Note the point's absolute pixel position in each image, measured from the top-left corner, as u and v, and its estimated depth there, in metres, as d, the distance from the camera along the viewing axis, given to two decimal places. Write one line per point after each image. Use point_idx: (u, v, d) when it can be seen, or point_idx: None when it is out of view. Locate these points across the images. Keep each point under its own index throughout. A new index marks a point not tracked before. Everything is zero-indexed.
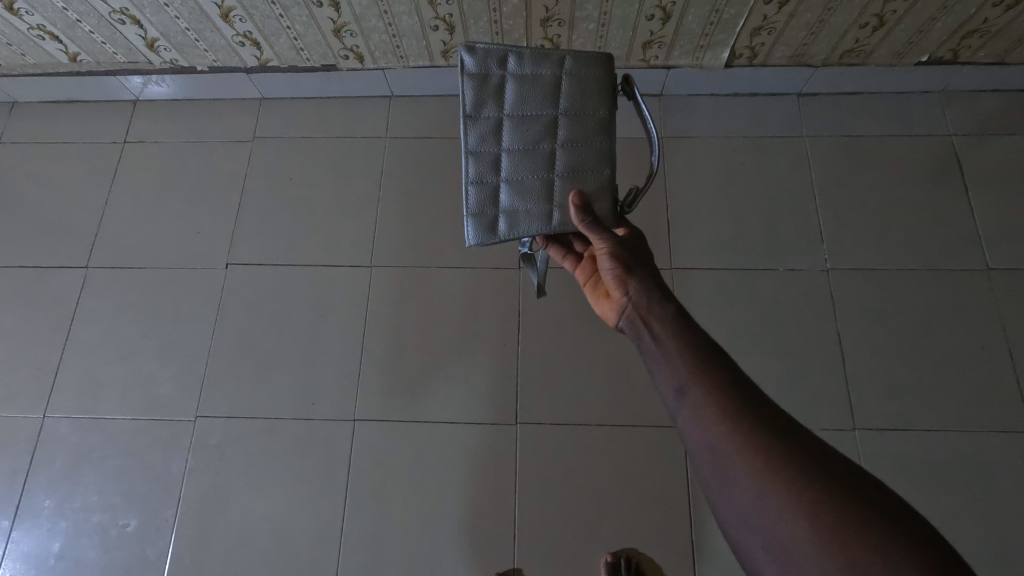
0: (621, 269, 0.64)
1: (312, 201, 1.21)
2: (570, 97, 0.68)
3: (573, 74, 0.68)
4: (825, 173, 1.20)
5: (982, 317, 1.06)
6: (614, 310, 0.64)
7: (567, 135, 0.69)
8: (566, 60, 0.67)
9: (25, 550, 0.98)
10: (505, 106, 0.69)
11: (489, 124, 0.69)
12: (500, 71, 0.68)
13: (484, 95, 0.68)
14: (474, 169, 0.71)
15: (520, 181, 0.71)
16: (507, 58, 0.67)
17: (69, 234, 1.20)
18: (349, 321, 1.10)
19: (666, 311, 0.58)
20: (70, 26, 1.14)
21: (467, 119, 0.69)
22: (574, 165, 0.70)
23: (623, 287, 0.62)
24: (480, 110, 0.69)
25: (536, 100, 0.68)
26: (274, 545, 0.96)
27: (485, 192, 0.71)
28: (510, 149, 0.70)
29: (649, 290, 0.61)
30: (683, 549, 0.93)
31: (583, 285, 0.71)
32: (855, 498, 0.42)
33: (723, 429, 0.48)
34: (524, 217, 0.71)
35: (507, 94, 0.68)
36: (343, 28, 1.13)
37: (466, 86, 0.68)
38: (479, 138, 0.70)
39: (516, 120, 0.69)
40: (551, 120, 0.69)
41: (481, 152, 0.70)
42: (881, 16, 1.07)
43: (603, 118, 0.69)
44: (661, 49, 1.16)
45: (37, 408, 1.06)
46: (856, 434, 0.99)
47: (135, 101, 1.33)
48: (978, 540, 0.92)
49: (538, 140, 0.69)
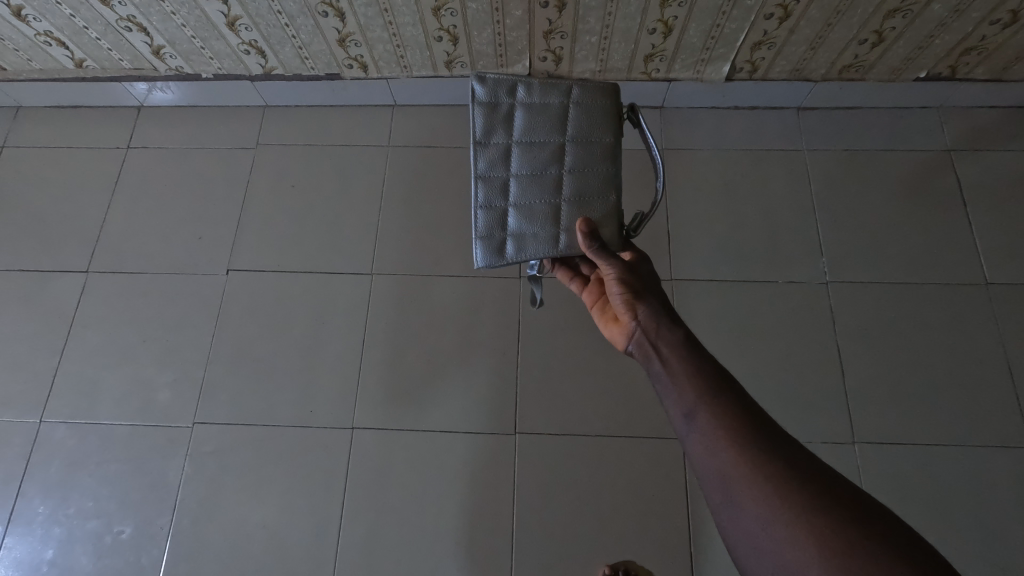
0: (630, 293, 0.64)
1: (313, 209, 1.22)
2: (578, 124, 0.70)
3: (581, 102, 0.70)
4: (824, 187, 1.20)
5: (982, 332, 1.06)
6: (623, 334, 0.64)
7: (574, 162, 0.70)
8: (573, 90, 0.69)
9: (18, 556, 0.97)
10: (514, 133, 0.70)
11: (498, 151, 0.70)
12: (510, 100, 0.69)
13: (494, 122, 0.70)
14: (483, 194, 0.71)
15: (528, 205, 0.71)
16: (516, 87, 0.69)
17: (71, 239, 1.20)
18: (349, 330, 1.10)
19: (674, 336, 0.58)
20: (77, 32, 1.14)
21: (477, 145, 0.70)
22: (581, 190, 0.71)
23: (631, 311, 0.63)
24: (490, 137, 0.70)
25: (544, 128, 0.70)
26: (271, 555, 0.95)
27: (493, 217, 0.72)
28: (518, 174, 0.71)
29: (658, 315, 0.61)
30: (683, 563, 0.92)
31: (591, 308, 0.72)
32: (867, 527, 0.42)
33: (732, 455, 0.48)
34: (532, 240, 0.71)
35: (515, 122, 0.70)
36: (348, 37, 1.14)
37: (477, 113, 0.69)
38: (489, 163, 0.70)
39: (525, 146, 0.70)
40: (559, 147, 0.70)
41: (490, 177, 0.71)
42: (880, 32, 1.08)
43: (609, 145, 0.71)
44: (662, 63, 1.18)
45: (34, 412, 1.06)
46: (856, 447, 0.99)
47: (140, 107, 1.34)
48: (979, 554, 0.91)
49: (546, 166, 0.70)
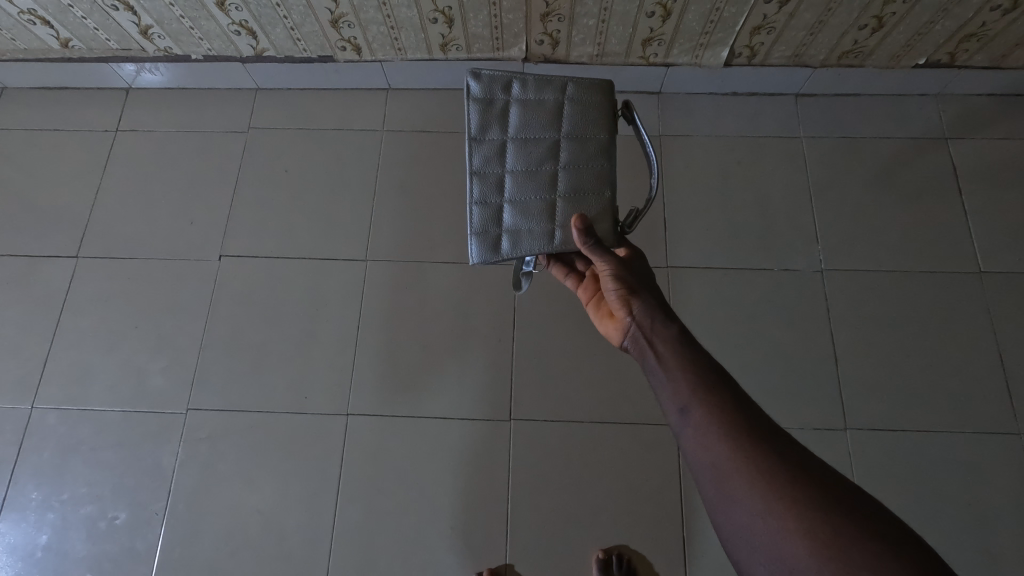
0: (626, 289, 0.64)
1: (307, 195, 1.20)
2: (573, 121, 0.70)
3: (575, 99, 0.69)
4: (821, 176, 1.20)
5: (973, 322, 1.07)
6: (619, 330, 0.64)
7: (569, 158, 0.70)
8: (568, 86, 0.69)
9: (11, 542, 0.97)
10: (509, 129, 0.70)
11: (493, 147, 0.70)
12: (505, 96, 0.69)
13: (489, 119, 0.69)
14: (478, 190, 0.70)
15: (523, 201, 0.70)
16: (511, 84, 0.69)
17: (59, 223, 1.19)
18: (343, 316, 1.10)
19: (670, 331, 0.58)
20: (63, 11, 1.11)
21: (472, 141, 0.69)
22: (576, 187, 0.70)
23: (627, 307, 0.63)
24: (485, 133, 0.69)
25: (539, 123, 0.69)
26: (265, 541, 0.95)
27: (488, 213, 0.71)
28: (513, 170, 0.70)
29: (653, 310, 0.61)
30: (675, 549, 0.93)
31: (586, 304, 0.71)
32: (858, 520, 0.42)
33: (726, 448, 0.48)
34: (527, 236, 0.70)
35: (511, 118, 0.70)
36: (340, 19, 1.12)
37: (472, 109, 0.69)
38: (484, 159, 0.70)
39: (520, 142, 0.70)
40: (553, 143, 0.70)
41: (485, 173, 0.70)
42: (880, 18, 1.07)
43: (603, 141, 0.70)
44: (660, 47, 1.16)
45: (25, 398, 1.05)
46: (847, 434, 1.00)
47: (129, 89, 1.31)
48: (965, 540, 0.93)
49: (541, 162, 0.70)
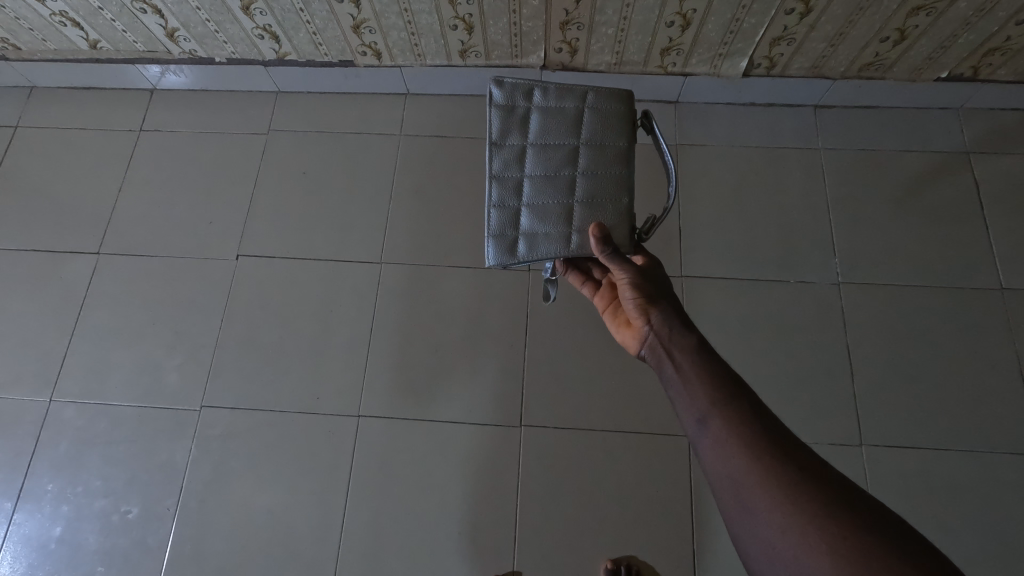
0: (644, 298, 0.63)
1: (324, 198, 1.21)
2: (592, 128, 0.70)
3: (595, 107, 0.71)
4: (840, 188, 1.19)
5: (994, 338, 1.05)
6: (636, 339, 0.63)
7: (587, 165, 0.70)
8: (588, 95, 0.71)
9: (26, 532, 0.98)
10: (529, 135, 0.71)
11: (513, 152, 0.71)
12: (526, 104, 0.71)
13: (510, 124, 0.71)
14: (496, 193, 0.71)
15: (541, 205, 0.70)
16: (533, 91, 0.71)
17: (82, 220, 1.21)
18: (357, 318, 1.10)
19: (688, 342, 0.58)
20: (93, 13, 1.14)
21: (493, 146, 0.71)
22: (594, 193, 0.70)
23: (644, 316, 0.62)
24: (505, 138, 0.71)
25: (559, 130, 0.70)
26: (275, 540, 0.96)
27: (506, 215, 0.71)
28: (533, 175, 0.71)
29: (671, 320, 0.60)
30: (685, 560, 0.92)
31: (603, 312, 0.71)
32: (881, 536, 0.41)
33: (745, 461, 0.47)
34: (544, 239, 0.70)
35: (531, 125, 0.71)
36: (362, 24, 1.13)
37: (493, 115, 0.71)
38: (503, 163, 0.71)
39: (540, 148, 0.70)
40: (573, 149, 0.70)
41: (505, 177, 0.71)
42: (902, 30, 1.07)
43: (622, 149, 0.71)
44: (679, 56, 1.16)
45: (44, 391, 1.07)
46: (863, 450, 0.98)
47: (153, 90, 1.33)
48: (983, 561, 0.91)
49: (561, 167, 0.70)
